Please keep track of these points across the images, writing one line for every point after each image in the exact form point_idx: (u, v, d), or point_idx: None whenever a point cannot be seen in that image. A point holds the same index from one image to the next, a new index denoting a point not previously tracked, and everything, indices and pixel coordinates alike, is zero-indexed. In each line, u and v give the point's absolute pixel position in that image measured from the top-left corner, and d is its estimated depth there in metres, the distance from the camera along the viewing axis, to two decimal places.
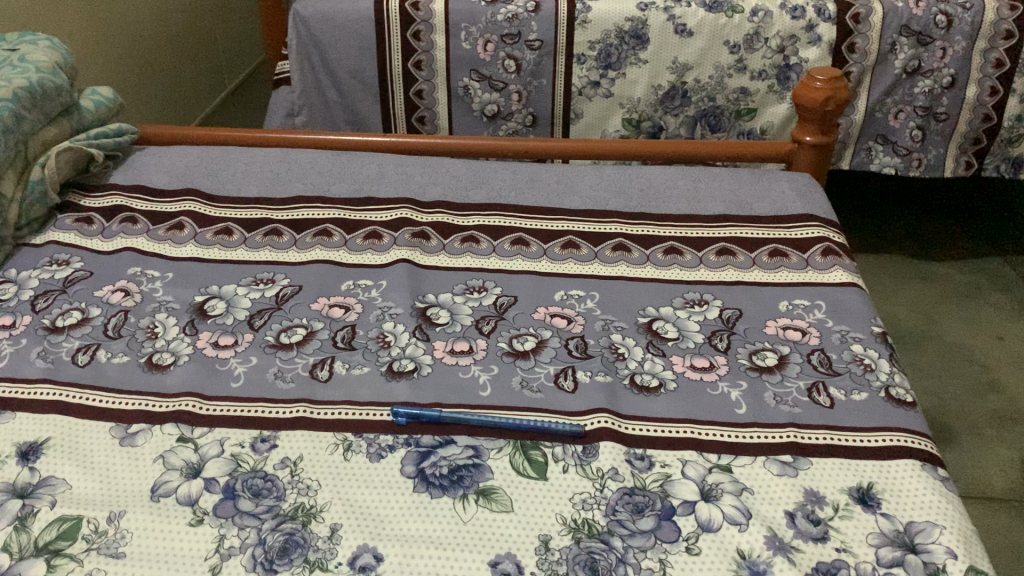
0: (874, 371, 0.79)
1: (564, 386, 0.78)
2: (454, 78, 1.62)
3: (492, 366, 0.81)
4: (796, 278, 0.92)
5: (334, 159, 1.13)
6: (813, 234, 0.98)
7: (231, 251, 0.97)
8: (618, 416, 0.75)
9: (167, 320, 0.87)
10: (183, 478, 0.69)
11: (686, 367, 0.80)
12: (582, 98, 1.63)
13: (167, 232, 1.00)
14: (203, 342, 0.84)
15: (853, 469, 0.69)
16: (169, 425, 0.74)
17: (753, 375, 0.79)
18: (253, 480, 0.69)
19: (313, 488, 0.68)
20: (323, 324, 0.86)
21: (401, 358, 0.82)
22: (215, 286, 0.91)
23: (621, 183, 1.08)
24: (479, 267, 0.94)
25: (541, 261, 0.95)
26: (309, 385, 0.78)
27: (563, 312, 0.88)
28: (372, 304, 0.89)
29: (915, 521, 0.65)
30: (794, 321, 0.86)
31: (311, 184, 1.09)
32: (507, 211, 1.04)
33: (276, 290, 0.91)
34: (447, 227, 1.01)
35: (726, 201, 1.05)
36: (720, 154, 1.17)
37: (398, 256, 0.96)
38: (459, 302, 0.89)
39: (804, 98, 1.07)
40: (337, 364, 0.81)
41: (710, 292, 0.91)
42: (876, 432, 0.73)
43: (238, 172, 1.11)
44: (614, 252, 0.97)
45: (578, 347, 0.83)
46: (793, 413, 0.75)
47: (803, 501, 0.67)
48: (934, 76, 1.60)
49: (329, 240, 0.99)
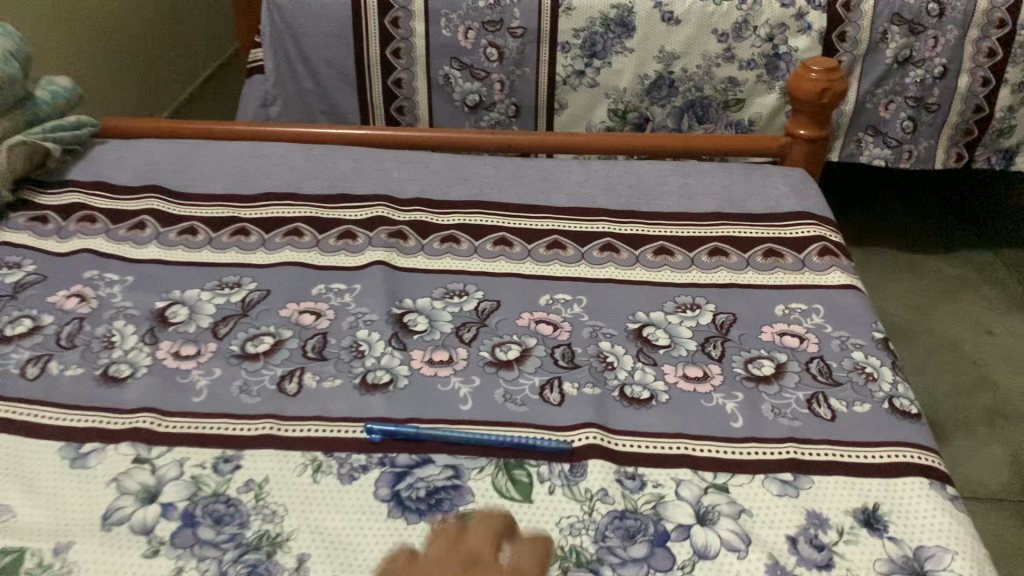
0: (877, 381, 0.75)
1: (549, 399, 0.73)
2: (434, 67, 1.56)
3: (473, 377, 0.75)
4: (793, 279, 0.88)
5: (307, 154, 1.07)
6: (809, 233, 0.94)
7: (195, 252, 0.91)
8: (606, 431, 0.70)
9: (125, 329, 0.81)
10: (137, 503, 0.64)
11: (679, 377, 0.76)
12: (566, 87, 1.57)
13: (127, 232, 0.94)
14: (163, 352, 0.78)
15: (857, 489, 0.65)
16: (124, 445, 0.69)
17: (750, 387, 0.75)
18: (215, 505, 0.64)
19: (279, 514, 0.64)
20: (292, 331, 0.80)
21: (375, 369, 0.76)
22: (177, 291, 0.85)
23: (609, 179, 1.04)
24: (460, 270, 0.89)
25: (524, 263, 0.90)
26: (276, 400, 0.73)
27: (549, 317, 0.83)
28: (344, 310, 0.83)
29: (924, 546, 0.61)
30: (790, 327, 0.82)
31: (281, 180, 1.02)
32: (489, 209, 0.98)
33: (243, 295, 0.85)
34: (425, 226, 0.95)
35: (719, 198, 1.00)
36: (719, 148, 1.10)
37: (373, 257, 0.90)
38: (439, 307, 0.83)
39: (798, 89, 1.03)
40: (306, 376, 0.75)
41: (704, 296, 0.86)
42: (882, 446, 0.69)
43: (204, 167, 1.05)
44: (602, 252, 0.92)
45: (565, 356, 0.78)
46: (792, 427, 0.71)
47: (804, 524, 0.63)
48: (925, 66, 1.55)
49: (299, 240, 0.92)
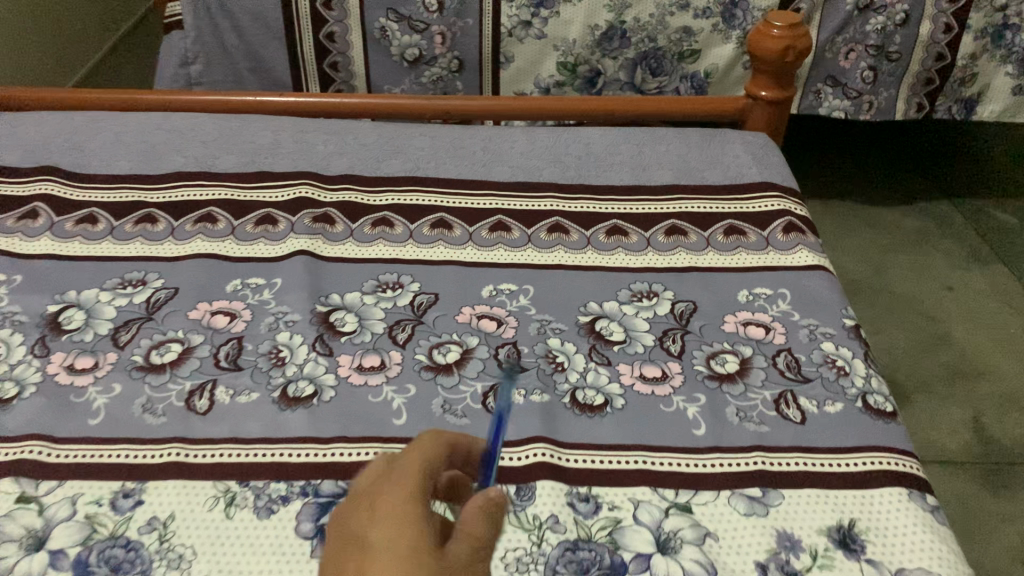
0: (850, 376, 0.69)
1: (493, 409, 0.66)
2: (368, 19, 1.33)
3: (408, 386, 0.68)
4: (756, 261, 0.81)
5: (222, 128, 0.97)
6: (772, 207, 0.87)
7: (94, 245, 0.81)
8: (557, 446, 0.63)
9: (11, 339, 0.71)
10: (22, 553, 0.56)
11: (636, 379, 0.69)
12: (512, 40, 1.37)
13: (17, 223, 0.83)
14: (55, 366, 0.69)
15: (831, 504, 0.60)
16: (7, 481, 0.60)
17: (712, 387, 0.68)
18: (111, 552, 0.56)
19: (185, 559, 0.56)
20: (203, 337, 0.71)
21: (297, 379, 0.68)
22: (72, 291, 0.76)
23: (556, 149, 0.95)
24: (393, 259, 0.80)
25: (465, 248, 0.82)
26: (183, 420, 0.65)
27: (492, 312, 0.75)
28: (263, 310, 0.74)
29: (905, 569, 0.56)
30: (755, 316, 0.75)
31: (193, 157, 0.92)
32: (425, 186, 0.90)
33: (148, 294, 0.75)
34: (355, 207, 0.86)
35: (675, 168, 0.93)
36: (675, 108, 1.02)
37: (296, 247, 0.81)
38: (369, 303, 0.75)
39: (760, 47, 0.95)
40: (218, 391, 0.67)
41: (661, 282, 0.79)
42: (856, 453, 0.63)
43: (106, 143, 0.94)
44: (549, 234, 0.84)
45: (510, 358, 0.70)
46: (759, 433, 0.65)
47: (776, 548, 0.57)
48: (887, 13, 1.41)
49: (213, 228, 0.83)
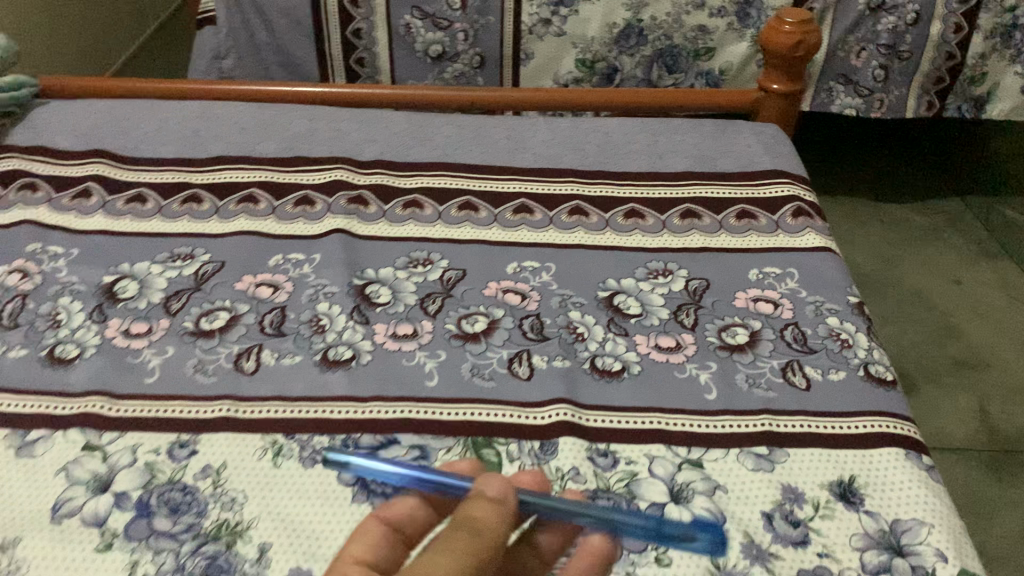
0: (852, 348, 0.74)
1: (518, 373, 0.71)
2: (394, 16, 1.38)
3: (439, 352, 0.73)
4: (766, 242, 0.86)
5: (260, 116, 1.02)
6: (782, 193, 0.92)
7: (144, 222, 0.86)
8: (578, 407, 0.68)
9: (71, 306, 0.77)
10: (89, 494, 0.61)
11: (651, 348, 0.74)
12: (532, 37, 1.42)
13: (71, 201, 0.89)
14: (113, 330, 0.74)
15: (833, 461, 0.64)
16: (72, 432, 0.66)
17: (723, 356, 0.73)
18: (170, 494, 0.61)
19: (239, 501, 0.61)
20: (249, 306, 0.77)
21: (337, 344, 0.73)
22: (126, 264, 0.81)
23: (576, 138, 1.00)
24: (424, 238, 0.85)
25: (490, 229, 0.87)
26: (232, 379, 0.70)
27: (517, 286, 0.80)
28: (303, 282, 0.79)
29: (901, 520, 0.60)
30: (765, 292, 0.80)
31: (234, 143, 0.98)
32: (453, 171, 0.95)
33: (196, 267, 0.81)
34: (387, 190, 0.92)
35: (690, 156, 0.97)
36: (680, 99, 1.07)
37: (333, 225, 0.86)
38: (402, 277, 0.80)
39: (772, 42, 0.99)
40: (264, 354, 0.72)
41: (675, 261, 0.83)
42: (857, 417, 0.68)
43: (151, 129, 1.00)
44: (570, 216, 0.89)
45: (533, 328, 0.75)
46: (766, 397, 0.69)
47: (780, 500, 0.61)
48: (897, 13, 1.45)
49: (255, 208, 0.88)
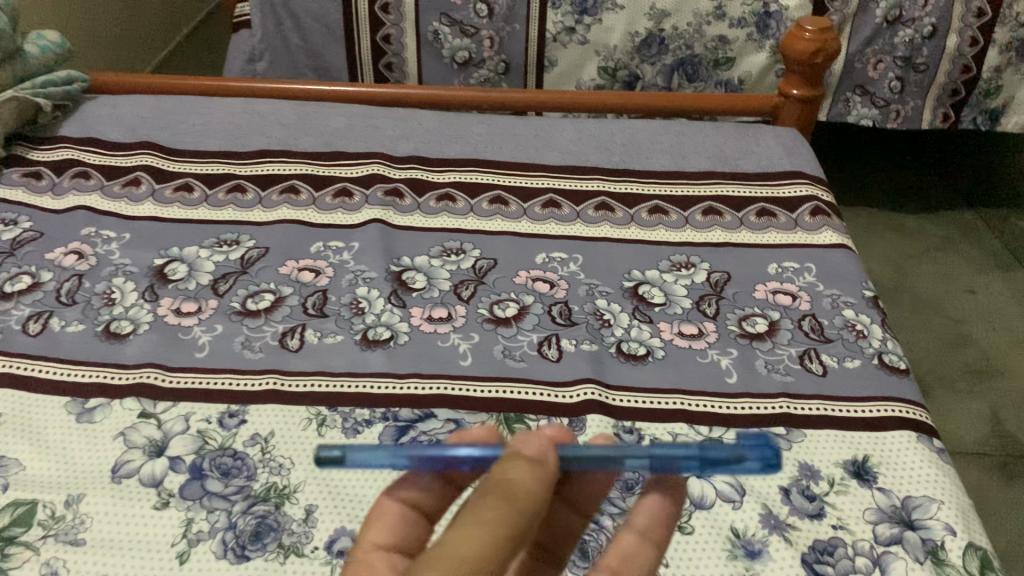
0: (867, 338, 0.77)
1: (547, 355, 0.75)
2: (423, 23, 1.43)
3: (472, 334, 0.77)
4: (785, 239, 0.89)
5: (298, 113, 1.07)
6: (800, 192, 0.95)
7: (191, 210, 0.91)
8: (604, 387, 0.72)
9: (124, 286, 0.81)
10: (145, 457, 0.65)
11: (674, 335, 0.77)
12: (556, 44, 1.46)
13: (122, 189, 0.93)
14: (164, 309, 0.79)
15: (848, 442, 0.68)
16: (129, 400, 0.70)
17: (743, 343, 0.77)
18: (221, 459, 0.65)
19: (286, 467, 0.65)
20: (292, 289, 0.81)
21: (376, 325, 0.77)
22: (175, 248, 0.85)
23: (601, 138, 1.04)
24: (456, 229, 0.89)
25: (520, 221, 0.91)
26: (277, 355, 0.74)
27: (546, 275, 0.84)
28: (343, 268, 0.83)
29: (911, 496, 0.63)
30: (783, 285, 0.83)
31: (274, 138, 1.02)
32: (484, 167, 0.99)
33: (241, 252, 0.85)
34: (421, 184, 0.96)
35: (711, 156, 1.01)
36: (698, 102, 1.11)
37: (370, 216, 0.90)
38: (436, 265, 0.84)
39: (792, 48, 1.03)
40: (308, 333, 0.76)
41: (697, 255, 0.87)
42: (871, 402, 0.71)
43: (196, 123, 1.04)
44: (596, 211, 0.93)
45: (562, 314, 0.79)
46: (784, 382, 0.73)
47: (797, 476, 0.65)
48: (914, 26, 1.48)
49: (296, 198, 0.92)
